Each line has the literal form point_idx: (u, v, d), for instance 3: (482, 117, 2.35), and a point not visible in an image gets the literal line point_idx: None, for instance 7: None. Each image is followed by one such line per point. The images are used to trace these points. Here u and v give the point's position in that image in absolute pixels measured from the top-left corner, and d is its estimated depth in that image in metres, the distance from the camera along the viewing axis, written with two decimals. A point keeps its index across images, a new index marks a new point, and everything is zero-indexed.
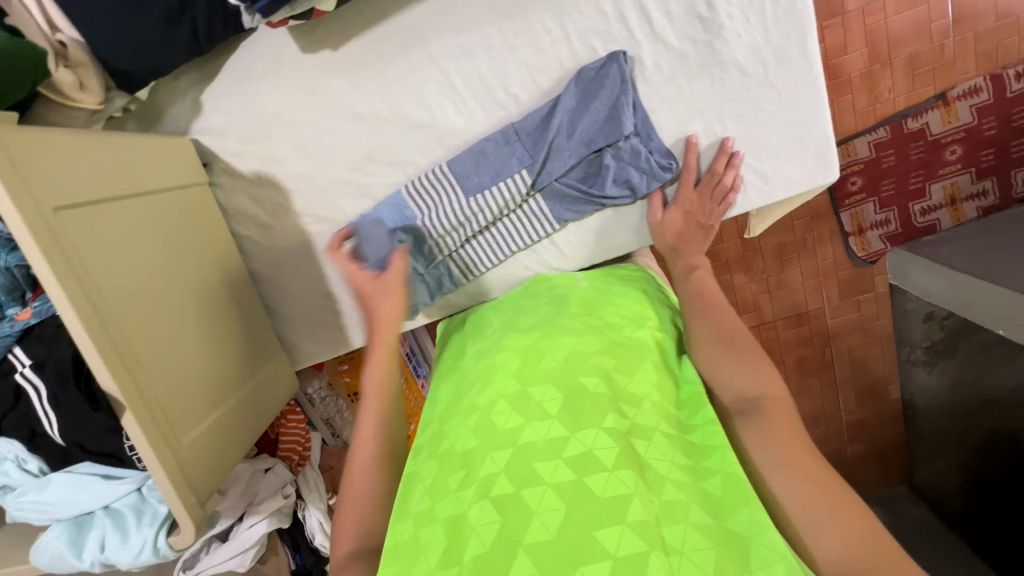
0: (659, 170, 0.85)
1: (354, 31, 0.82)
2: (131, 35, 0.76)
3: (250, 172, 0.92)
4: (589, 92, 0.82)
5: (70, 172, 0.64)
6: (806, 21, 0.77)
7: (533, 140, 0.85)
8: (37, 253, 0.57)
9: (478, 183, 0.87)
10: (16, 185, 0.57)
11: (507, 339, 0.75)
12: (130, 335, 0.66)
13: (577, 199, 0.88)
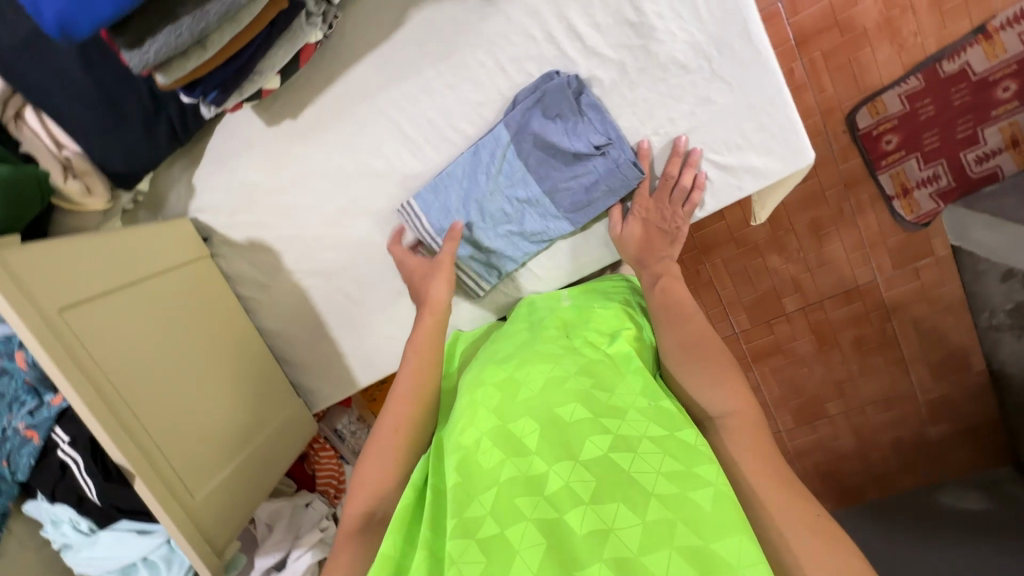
0: (624, 182, 0.82)
1: (307, 98, 0.88)
2: (120, 142, 0.86)
3: (244, 240, 1.00)
4: (531, 120, 0.80)
5: (73, 274, 0.74)
6: (743, 5, 0.72)
7: (494, 158, 0.84)
8: (41, 352, 0.67)
9: (445, 212, 0.88)
10: (19, 294, 0.66)
11: (483, 374, 0.77)
12: (136, 409, 0.75)
13: (546, 215, 0.86)
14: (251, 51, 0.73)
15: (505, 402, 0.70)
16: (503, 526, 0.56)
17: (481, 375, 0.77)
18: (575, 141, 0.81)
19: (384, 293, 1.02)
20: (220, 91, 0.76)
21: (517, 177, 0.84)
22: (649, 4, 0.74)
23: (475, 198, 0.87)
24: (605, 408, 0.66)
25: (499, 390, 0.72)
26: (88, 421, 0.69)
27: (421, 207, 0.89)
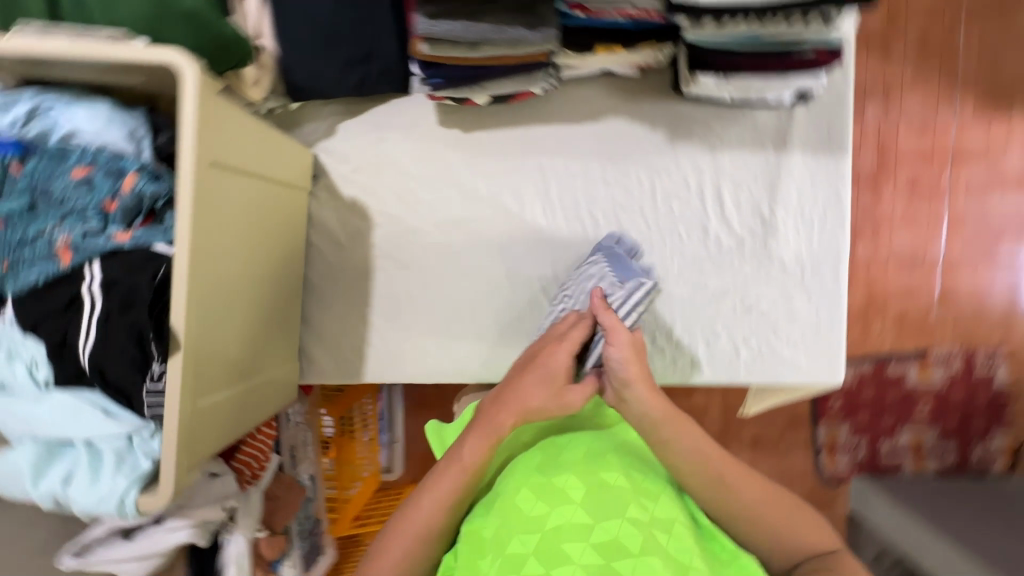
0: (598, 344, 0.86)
1: (488, 124, 0.98)
2: (319, 65, 0.91)
3: (348, 197, 1.02)
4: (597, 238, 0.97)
5: (235, 140, 0.74)
6: (841, 251, 0.94)
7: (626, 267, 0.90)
8: (187, 190, 0.64)
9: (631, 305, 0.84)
10: (204, 133, 0.66)
11: (524, 437, 0.83)
12: (209, 288, 0.71)
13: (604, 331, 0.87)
14: (495, 72, 0.84)
15: (547, 460, 0.75)
16: (550, 567, 0.60)
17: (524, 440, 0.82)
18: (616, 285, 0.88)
19: (439, 308, 1.04)
20: (444, 80, 0.84)
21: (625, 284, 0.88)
22: (781, 212, 0.94)
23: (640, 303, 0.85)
24: (643, 486, 0.70)
25: (540, 451, 0.77)
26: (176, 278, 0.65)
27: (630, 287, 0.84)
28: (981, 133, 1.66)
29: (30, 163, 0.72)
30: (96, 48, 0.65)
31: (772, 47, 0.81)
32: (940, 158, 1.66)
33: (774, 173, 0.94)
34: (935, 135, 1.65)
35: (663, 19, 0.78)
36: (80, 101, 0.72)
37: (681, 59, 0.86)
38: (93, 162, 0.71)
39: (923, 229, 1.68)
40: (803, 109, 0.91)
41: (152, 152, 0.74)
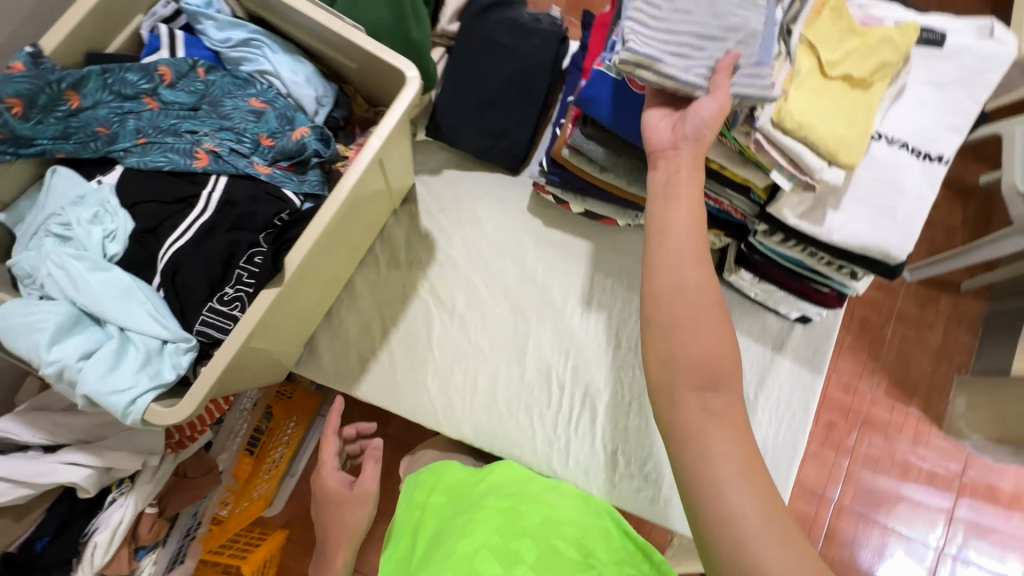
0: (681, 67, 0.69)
1: (566, 227, 1.14)
2: (461, 119, 1.06)
3: (424, 228, 1.11)
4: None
5: (395, 146, 0.86)
6: (798, 450, 1.09)
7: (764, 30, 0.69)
8: (362, 167, 0.74)
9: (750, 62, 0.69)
10: (395, 133, 0.78)
11: (488, 500, 0.86)
12: (317, 246, 0.77)
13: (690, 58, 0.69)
14: (600, 194, 1.01)
15: (506, 525, 0.80)
16: None
17: (485, 501, 0.86)
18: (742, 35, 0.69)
19: (454, 356, 1.07)
20: (561, 181, 1.01)
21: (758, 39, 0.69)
22: (762, 400, 1.10)
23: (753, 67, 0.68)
24: (593, 565, 0.75)
25: (501, 515, 0.82)
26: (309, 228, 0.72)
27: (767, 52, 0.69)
28: (888, 409, 1.55)
29: (215, 75, 0.77)
30: (339, 24, 0.75)
31: (809, 272, 0.98)
32: (856, 417, 1.55)
33: (766, 367, 1.12)
34: (857, 395, 1.56)
35: (743, 217, 0.94)
36: (287, 52, 0.81)
37: (731, 251, 1.09)
38: (271, 102, 0.78)
39: (831, 471, 1.53)
40: (801, 328, 1.13)
41: (324, 119, 0.82)
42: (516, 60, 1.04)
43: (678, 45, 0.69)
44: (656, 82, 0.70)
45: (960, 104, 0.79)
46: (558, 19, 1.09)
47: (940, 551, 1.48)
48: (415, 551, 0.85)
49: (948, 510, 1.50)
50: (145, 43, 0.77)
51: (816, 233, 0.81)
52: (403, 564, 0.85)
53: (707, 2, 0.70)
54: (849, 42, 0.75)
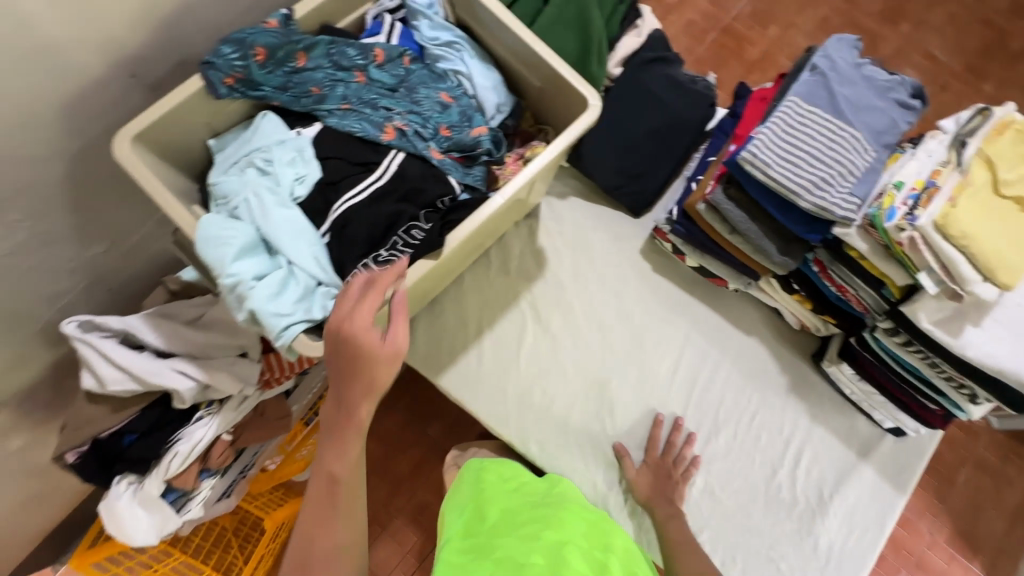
0: (789, 176, 0.85)
1: (672, 279, 1.15)
2: (603, 152, 1.12)
3: (539, 245, 1.16)
4: (891, 90, 0.91)
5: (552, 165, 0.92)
6: (863, 568, 1.02)
7: (864, 173, 0.85)
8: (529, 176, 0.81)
9: (845, 191, 0.84)
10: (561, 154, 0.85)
11: (574, 504, 0.92)
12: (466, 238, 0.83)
13: (798, 172, 0.85)
14: (721, 254, 1.04)
15: (593, 536, 0.85)
16: None
17: (571, 503, 0.92)
18: (848, 167, 0.85)
19: (538, 371, 1.09)
20: (686, 233, 1.05)
21: (854, 177, 0.84)
22: (835, 505, 1.05)
23: (846, 196, 0.84)
24: None
25: (588, 525, 0.87)
26: (472, 218, 0.78)
27: (860, 187, 0.84)
28: (946, 558, 1.43)
29: (416, 66, 0.86)
30: (539, 46, 0.83)
31: (922, 383, 0.95)
32: (909, 557, 1.43)
33: (846, 471, 1.07)
34: (914, 533, 1.44)
35: (864, 311, 0.93)
36: (480, 60, 0.89)
37: (836, 342, 1.07)
38: (458, 98, 0.86)
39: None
40: (890, 440, 1.09)
41: (497, 124, 0.90)
42: (668, 112, 1.09)
43: (791, 159, 0.86)
44: (763, 181, 0.87)
45: None
46: (712, 84, 1.14)
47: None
48: (488, 517, 0.91)
49: None
50: (368, 26, 0.88)
51: (951, 344, 0.79)
52: (472, 525, 0.92)
53: (828, 135, 0.86)
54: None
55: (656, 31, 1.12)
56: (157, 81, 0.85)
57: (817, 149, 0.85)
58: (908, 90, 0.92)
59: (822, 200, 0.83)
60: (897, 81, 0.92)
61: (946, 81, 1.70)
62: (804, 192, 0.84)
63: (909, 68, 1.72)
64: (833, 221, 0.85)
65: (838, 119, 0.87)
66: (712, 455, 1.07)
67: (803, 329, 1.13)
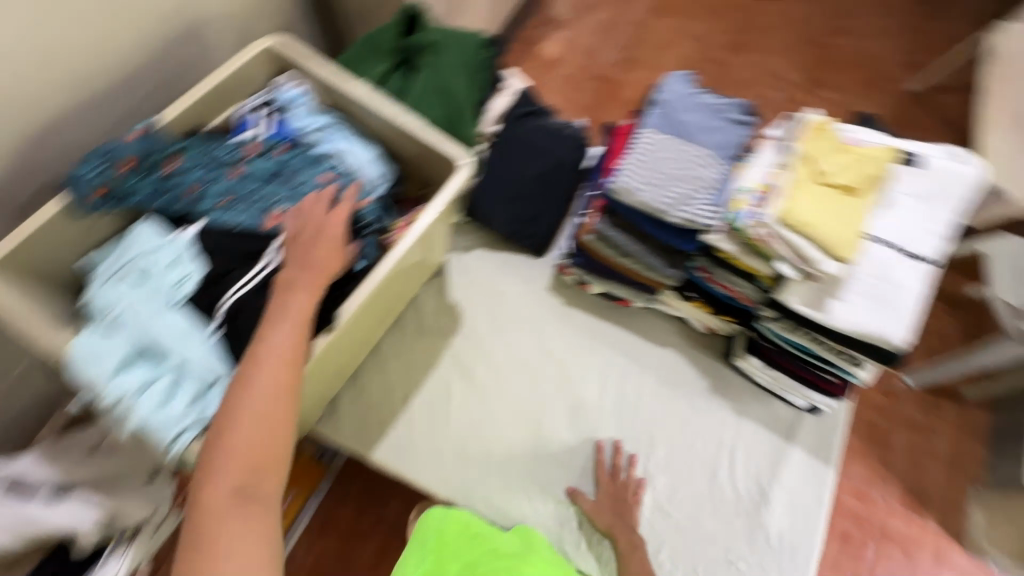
0: (654, 197, 0.94)
1: (585, 308, 1.21)
2: (495, 203, 1.19)
3: (452, 300, 1.19)
4: (726, 111, 1.04)
5: (441, 224, 0.97)
6: (813, 548, 1.06)
7: (717, 184, 0.95)
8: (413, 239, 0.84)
9: (705, 202, 0.93)
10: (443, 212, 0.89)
11: (541, 559, 0.91)
12: (365, 306, 0.85)
13: (661, 193, 0.94)
14: (618, 278, 1.10)
15: None
16: None
17: (538, 557, 0.92)
18: (703, 181, 0.95)
19: (472, 422, 1.09)
20: (584, 263, 1.11)
21: (709, 189, 0.94)
22: (774, 492, 1.09)
23: (706, 207, 0.93)
24: None
25: None
26: (361, 287, 0.82)
27: (716, 197, 0.94)
28: (905, 521, 1.49)
29: (295, 151, 0.88)
30: (405, 119, 0.89)
31: (816, 359, 1.03)
32: (873, 528, 1.48)
33: (778, 456, 1.12)
34: (871, 503, 1.51)
35: (751, 305, 1.01)
36: (356, 138, 0.93)
37: (741, 337, 1.15)
38: (339, 174, 0.87)
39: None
40: (810, 418, 1.16)
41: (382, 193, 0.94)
42: (547, 157, 1.18)
43: (654, 181, 0.95)
44: (634, 204, 0.96)
45: (940, 214, 0.90)
46: (582, 128, 1.25)
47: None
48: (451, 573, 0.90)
49: None
50: (241, 122, 0.92)
51: (821, 319, 0.88)
52: None
53: (679, 157, 0.96)
54: (839, 157, 0.89)
55: (522, 90, 1.23)
56: (23, 208, 0.83)
57: (675, 170, 0.95)
58: (741, 109, 1.05)
59: (687, 214, 0.93)
60: (730, 102, 1.05)
61: (791, 95, 1.96)
62: (669, 210, 0.93)
63: (759, 88, 1.96)
64: (700, 231, 0.94)
65: (685, 142, 0.98)
66: (655, 469, 1.10)
67: (711, 331, 1.21)
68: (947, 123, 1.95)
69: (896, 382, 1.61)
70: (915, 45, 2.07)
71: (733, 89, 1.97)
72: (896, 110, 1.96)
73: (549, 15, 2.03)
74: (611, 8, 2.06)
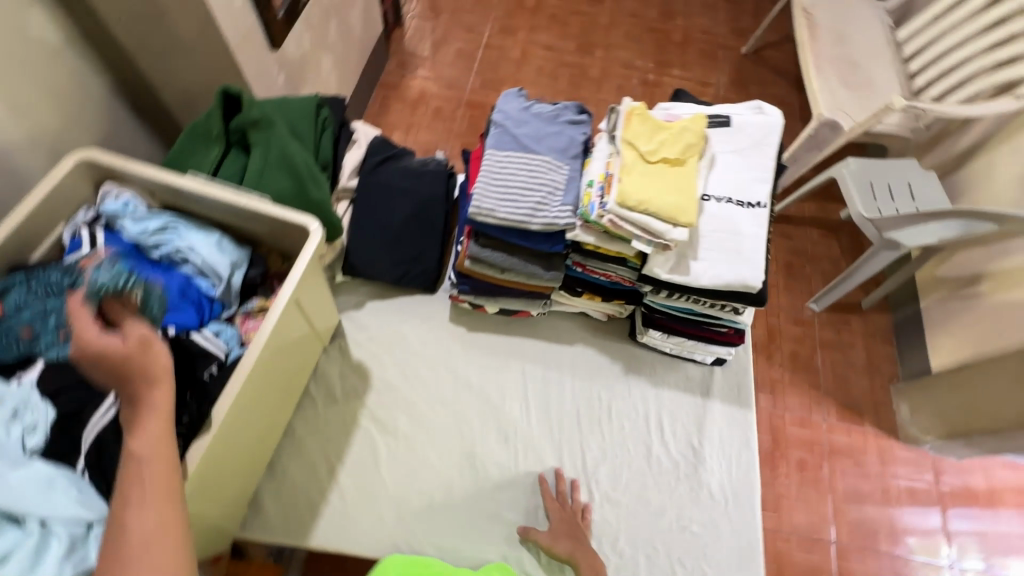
0: (513, 213, 0.98)
1: (489, 329, 1.23)
2: (374, 254, 1.19)
3: (357, 358, 1.17)
4: (560, 116, 1.11)
5: (312, 290, 0.97)
6: (754, 492, 1.12)
7: (565, 185, 1.00)
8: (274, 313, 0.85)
9: (559, 205, 0.98)
10: (303, 278, 0.90)
11: None
12: (244, 392, 0.84)
13: (517, 206, 0.98)
14: (509, 292, 1.13)
15: None
16: None
17: None
18: (553, 186, 1.00)
19: (404, 474, 1.07)
20: (471, 288, 1.13)
21: (560, 192, 0.99)
22: (706, 450, 1.15)
23: (561, 208, 0.98)
24: None
25: None
26: (229, 381, 0.80)
27: (567, 197, 0.99)
28: (846, 433, 1.54)
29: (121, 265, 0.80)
30: (246, 200, 0.89)
31: (702, 317, 1.10)
32: (822, 449, 1.52)
33: (700, 414, 1.18)
34: (814, 427, 1.54)
35: (633, 284, 1.07)
36: (201, 232, 0.92)
37: (637, 315, 1.19)
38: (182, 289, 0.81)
39: (820, 511, 1.44)
40: (719, 371, 1.23)
41: (241, 278, 0.92)
42: (412, 197, 1.20)
43: (508, 197, 0.99)
44: (497, 223, 1.00)
45: (760, 164, 1.00)
46: (443, 161, 1.28)
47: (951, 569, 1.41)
48: None
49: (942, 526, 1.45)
50: (68, 244, 0.87)
51: (687, 281, 0.95)
52: None
53: (525, 168, 1.01)
54: (658, 136, 0.97)
55: (372, 138, 1.25)
56: None
57: (524, 181, 0.99)
58: (573, 111, 1.12)
59: (546, 220, 0.97)
60: (561, 107, 1.12)
61: (642, 82, 2.11)
62: (529, 221, 0.97)
63: (612, 81, 2.10)
64: (563, 231, 0.99)
65: (528, 154, 1.03)
66: (596, 465, 1.12)
67: (612, 317, 1.26)
68: (780, 75, 2.18)
69: (805, 310, 1.70)
70: (738, 15, 2.31)
71: (591, 86, 2.08)
72: (736, 73, 2.17)
73: (405, 56, 2.06)
74: (464, 36, 2.12)
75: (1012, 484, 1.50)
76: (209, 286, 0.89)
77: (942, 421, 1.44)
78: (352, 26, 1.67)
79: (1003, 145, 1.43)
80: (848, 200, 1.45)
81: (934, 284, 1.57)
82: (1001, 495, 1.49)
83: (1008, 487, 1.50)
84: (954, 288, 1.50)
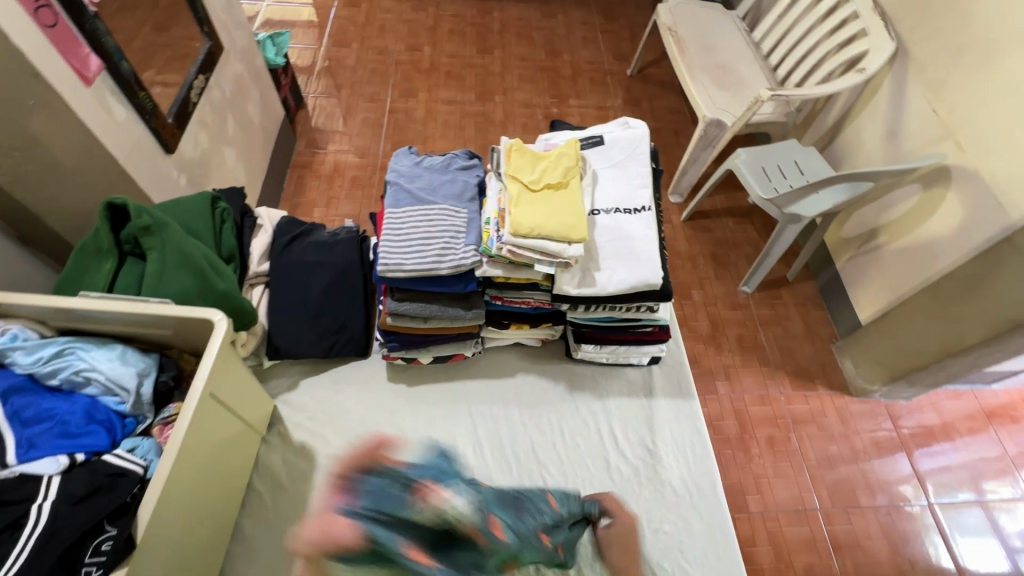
0: (423, 264, 1.00)
1: (429, 380, 1.24)
2: (298, 332, 1.18)
3: (298, 440, 1.15)
4: (452, 164, 1.16)
5: (233, 383, 0.95)
6: (715, 479, 1.15)
7: (466, 226, 1.05)
8: (191, 412, 0.83)
9: (465, 245, 1.02)
10: (217, 372, 0.89)
11: None
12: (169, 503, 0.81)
13: (424, 256, 1.01)
14: (438, 339, 1.15)
15: None
16: None
17: None
18: (457, 229, 1.04)
19: None
20: (400, 343, 1.14)
21: (462, 233, 1.03)
22: (662, 447, 1.18)
23: (466, 250, 1.02)
24: None
25: None
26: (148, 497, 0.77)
27: (469, 237, 1.03)
28: (804, 401, 1.60)
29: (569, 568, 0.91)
30: (142, 307, 0.87)
31: (623, 322, 1.15)
32: (785, 421, 1.56)
33: (648, 415, 1.21)
34: (774, 403, 1.59)
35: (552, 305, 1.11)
36: (101, 351, 0.90)
37: (569, 333, 1.22)
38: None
39: (798, 483, 1.47)
40: (657, 369, 1.28)
41: (151, 387, 0.91)
42: (328, 268, 1.21)
43: (414, 251, 1.01)
44: (409, 276, 1.02)
45: (638, 172, 1.09)
46: (354, 227, 1.31)
47: (930, 507, 1.45)
48: None
49: (909, 464, 1.51)
50: None
51: (597, 291, 1.00)
52: None
53: (425, 219, 1.04)
54: (538, 167, 1.04)
55: (275, 218, 1.26)
56: None
57: (426, 231, 1.03)
58: (464, 157, 1.18)
59: (454, 264, 1.00)
60: (451, 156, 1.18)
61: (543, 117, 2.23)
62: (439, 268, 1.00)
63: (516, 121, 2.21)
64: (471, 270, 1.03)
65: (426, 204, 1.06)
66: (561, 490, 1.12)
67: (546, 341, 1.29)
68: (667, 89, 2.36)
69: (738, 294, 1.79)
70: (617, 43, 2.51)
71: (498, 129, 2.19)
72: (627, 94, 2.34)
73: (313, 135, 2.11)
74: (367, 106, 2.20)
75: (959, 412, 1.60)
76: (117, 403, 0.88)
77: (881, 367, 1.53)
78: (251, 118, 1.70)
79: (862, 114, 1.59)
80: (745, 184, 1.54)
81: (843, 246, 1.69)
82: (954, 426, 1.57)
83: (957, 417, 1.59)
84: (859, 245, 1.62)
